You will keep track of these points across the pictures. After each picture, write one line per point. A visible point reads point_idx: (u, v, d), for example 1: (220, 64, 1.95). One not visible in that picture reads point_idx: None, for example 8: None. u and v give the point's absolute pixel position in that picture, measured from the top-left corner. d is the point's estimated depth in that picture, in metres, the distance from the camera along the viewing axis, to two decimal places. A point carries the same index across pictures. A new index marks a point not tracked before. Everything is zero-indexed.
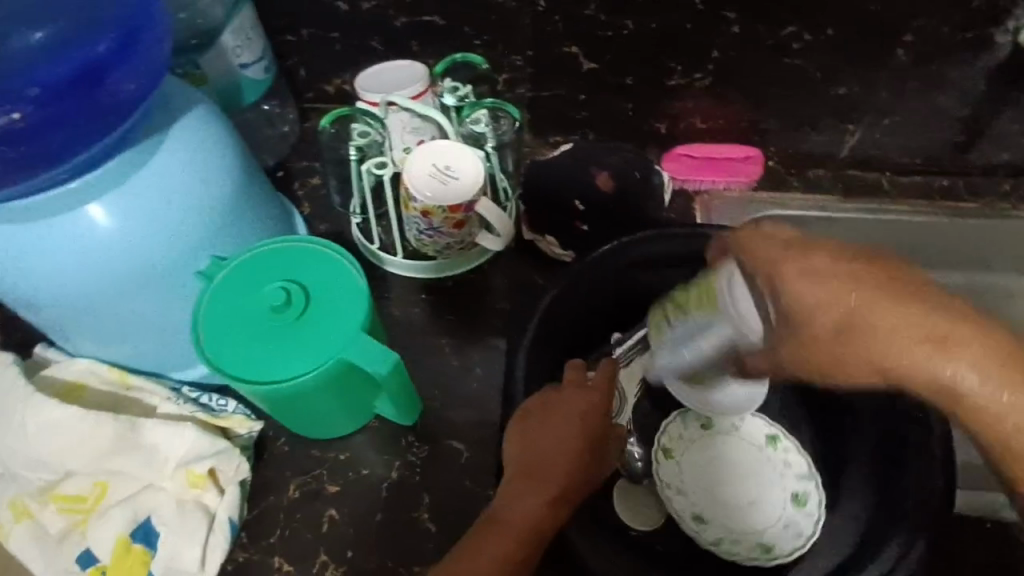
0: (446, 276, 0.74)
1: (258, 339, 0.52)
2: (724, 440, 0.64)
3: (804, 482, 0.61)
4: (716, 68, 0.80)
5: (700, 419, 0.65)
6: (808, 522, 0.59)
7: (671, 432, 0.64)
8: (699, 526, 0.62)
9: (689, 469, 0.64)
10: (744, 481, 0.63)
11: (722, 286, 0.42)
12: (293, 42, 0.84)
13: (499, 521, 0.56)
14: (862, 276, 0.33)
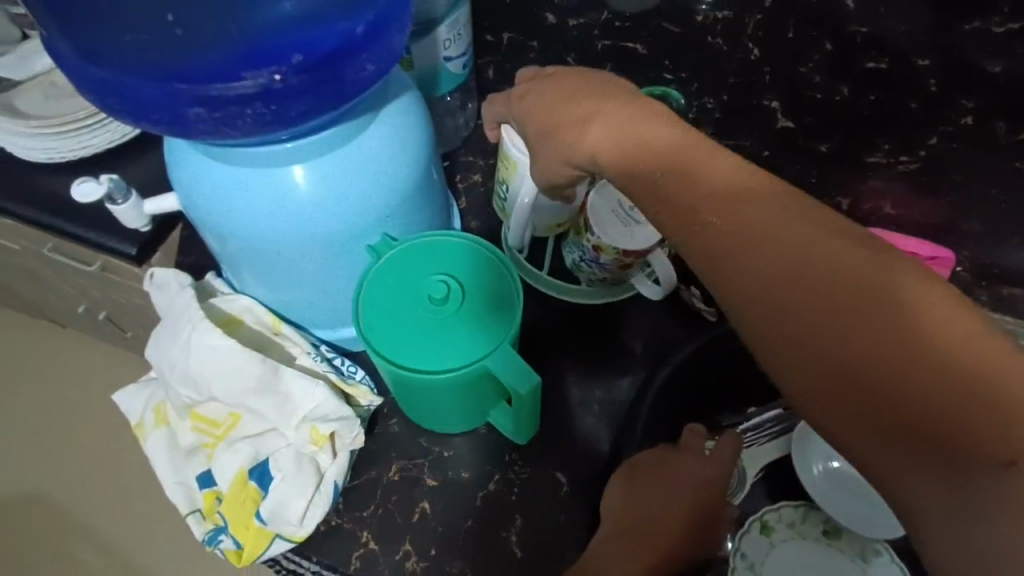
0: (585, 303, 0.72)
1: (414, 324, 0.53)
2: (835, 556, 0.65)
3: None
4: (928, 156, 0.74)
5: (823, 524, 0.66)
6: None
7: (783, 518, 0.66)
8: None
9: (778, 556, 0.65)
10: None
11: (506, 135, 0.61)
12: (491, 42, 0.87)
13: (596, 566, 0.55)
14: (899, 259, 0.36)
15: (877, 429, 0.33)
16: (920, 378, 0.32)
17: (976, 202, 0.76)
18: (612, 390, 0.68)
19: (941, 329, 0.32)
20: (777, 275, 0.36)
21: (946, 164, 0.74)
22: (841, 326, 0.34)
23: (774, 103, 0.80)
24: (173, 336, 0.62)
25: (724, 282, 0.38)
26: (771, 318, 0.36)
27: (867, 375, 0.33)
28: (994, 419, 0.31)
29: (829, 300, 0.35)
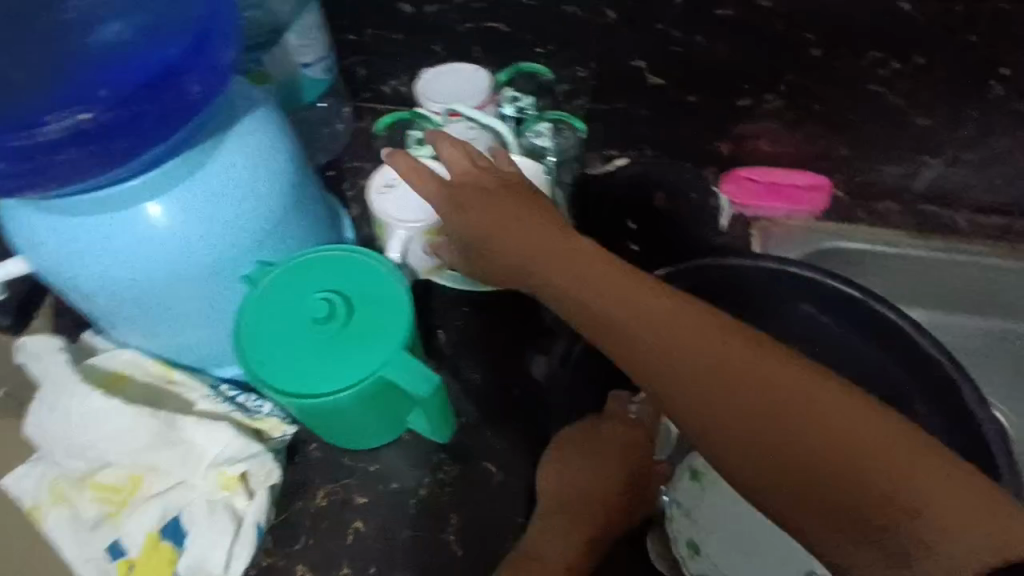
0: (493, 290, 0.72)
1: (303, 348, 0.51)
2: None
3: None
4: (788, 90, 0.78)
5: None
6: None
7: (711, 462, 0.68)
8: (690, 554, 0.65)
9: (709, 499, 0.67)
10: (768, 542, 0.66)
11: (377, 198, 0.62)
12: (355, 42, 0.82)
13: (536, 551, 0.53)
14: (759, 336, 0.43)
15: (788, 484, 0.40)
16: (807, 429, 0.40)
17: (841, 128, 0.80)
18: (530, 369, 0.70)
19: (816, 398, 0.41)
20: (678, 355, 0.43)
21: (805, 96, 0.78)
22: (737, 396, 0.42)
23: (639, 62, 0.79)
24: (52, 406, 0.58)
25: (638, 367, 0.44)
26: (685, 396, 0.43)
27: (766, 440, 0.41)
28: (863, 455, 0.39)
29: (729, 369, 0.42)
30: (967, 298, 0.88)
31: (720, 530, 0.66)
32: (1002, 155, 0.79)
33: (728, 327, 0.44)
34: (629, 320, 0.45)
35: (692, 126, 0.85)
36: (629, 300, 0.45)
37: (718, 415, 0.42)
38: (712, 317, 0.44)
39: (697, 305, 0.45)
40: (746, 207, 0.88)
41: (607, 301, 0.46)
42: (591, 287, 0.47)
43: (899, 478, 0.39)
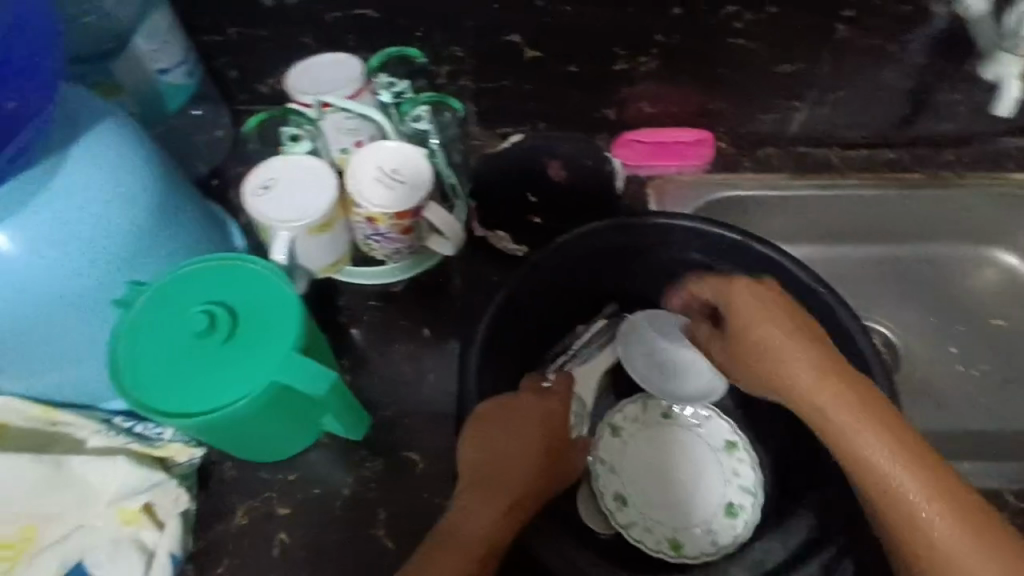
0: (394, 283, 0.73)
1: (189, 366, 0.49)
2: (681, 433, 0.71)
3: (743, 496, 0.67)
4: (660, 52, 0.81)
5: (660, 409, 0.72)
6: (728, 533, 0.66)
7: (627, 415, 0.71)
8: (618, 505, 0.67)
9: (631, 451, 0.70)
10: (689, 481, 0.69)
11: (252, 201, 0.59)
12: (221, 42, 0.78)
13: (454, 529, 0.53)
14: (878, 402, 0.54)
15: (946, 528, 0.49)
16: (941, 508, 0.50)
17: (714, 82, 0.84)
18: (444, 354, 0.70)
19: (947, 479, 0.51)
20: (854, 410, 0.54)
21: (676, 55, 0.81)
22: (900, 444, 0.52)
23: (514, 37, 0.79)
24: None
25: (822, 396, 0.55)
26: (846, 437, 0.54)
27: (952, 503, 0.50)
28: (977, 514, 0.50)
29: (892, 445, 0.52)
30: (849, 231, 0.94)
31: (644, 479, 0.69)
32: (859, 92, 0.85)
33: (864, 391, 0.54)
34: (824, 361, 0.56)
35: (577, 94, 0.86)
36: (793, 347, 0.58)
37: (886, 463, 0.52)
38: (858, 382, 0.55)
39: (834, 357, 0.57)
40: (639, 167, 0.88)
41: (826, 356, 0.57)
42: (811, 336, 0.58)
43: (985, 538, 0.49)
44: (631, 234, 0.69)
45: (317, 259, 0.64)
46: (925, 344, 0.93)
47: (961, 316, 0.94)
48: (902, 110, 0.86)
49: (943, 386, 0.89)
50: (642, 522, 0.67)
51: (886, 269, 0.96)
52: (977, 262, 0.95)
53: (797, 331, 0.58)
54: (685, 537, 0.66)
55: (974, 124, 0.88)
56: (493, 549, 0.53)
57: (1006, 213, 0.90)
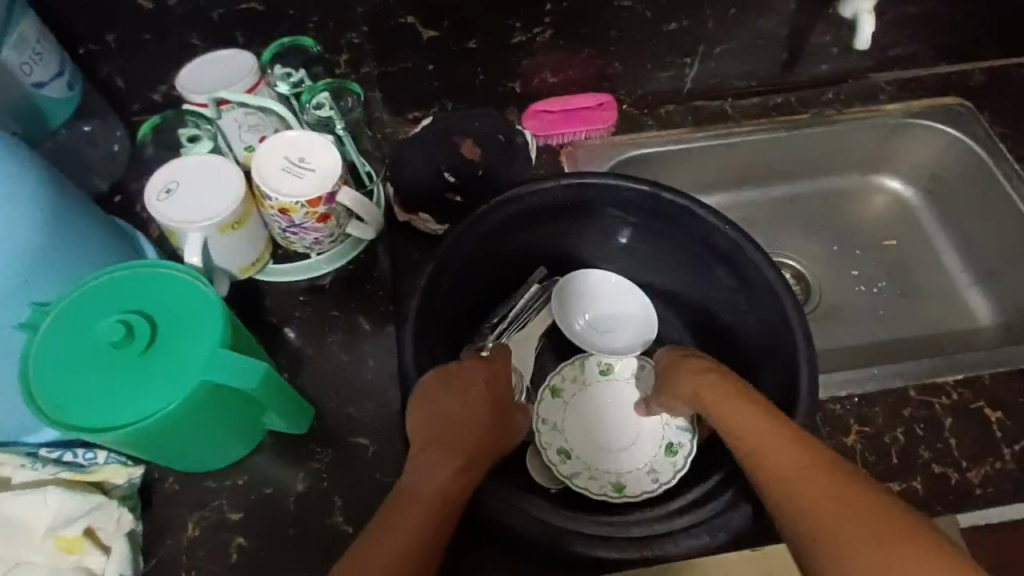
0: (321, 275, 0.73)
1: (112, 379, 0.48)
2: (619, 385, 0.74)
3: (680, 434, 0.70)
4: (552, 20, 0.83)
5: (599, 365, 0.75)
6: (670, 470, 0.69)
7: (567, 376, 0.74)
8: (563, 459, 0.70)
9: (574, 409, 0.73)
10: (630, 429, 0.72)
11: (157, 210, 0.58)
12: (98, 51, 0.76)
13: (411, 491, 0.53)
14: (788, 424, 0.53)
15: (854, 524, 0.45)
16: (834, 520, 0.46)
17: (608, 46, 0.87)
18: (380, 338, 0.70)
19: (854, 480, 0.48)
20: (762, 426, 0.54)
21: (568, 22, 0.83)
22: (808, 454, 0.51)
23: (409, 18, 0.79)
24: None
25: (730, 423, 0.56)
26: (758, 452, 0.52)
27: (860, 498, 0.47)
28: (887, 510, 0.46)
29: (787, 456, 0.51)
30: (753, 175, 1.01)
31: (587, 433, 0.72)
32: (743, 43, 0.89)
33: (770, 413, 0.55)
34: (738, 391, 0.58)
35: (479, 70, 0.87)
36: (707, 382, 0.60)
37: (793, 469, 0.50)
38: (769, 405, 0.56)
39: (743, 390, 0.58)
40: (550, 137, 0.90)
41: (736, 385, 0.59)
42: (724, 374, 0.60)
43: (899, 531, 0.45)
44: (544, 199, 0.71)
45: (235, 258, 0.63)
46: (829, 271, 1.00)
47: (859, 242, 1.02)
48: (783, 56, 0.92)
49: (850, 307, 0.97)
50: (587, 472, 0.70)
51: (788, 207, 1.03)
52: (866, 191, 1.03)
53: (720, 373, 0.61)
54: (628, 479, 0.69)
55: (847, 64, 0.95)
56: (451, 506, 0.53)
57: (885, 142, 0.98)
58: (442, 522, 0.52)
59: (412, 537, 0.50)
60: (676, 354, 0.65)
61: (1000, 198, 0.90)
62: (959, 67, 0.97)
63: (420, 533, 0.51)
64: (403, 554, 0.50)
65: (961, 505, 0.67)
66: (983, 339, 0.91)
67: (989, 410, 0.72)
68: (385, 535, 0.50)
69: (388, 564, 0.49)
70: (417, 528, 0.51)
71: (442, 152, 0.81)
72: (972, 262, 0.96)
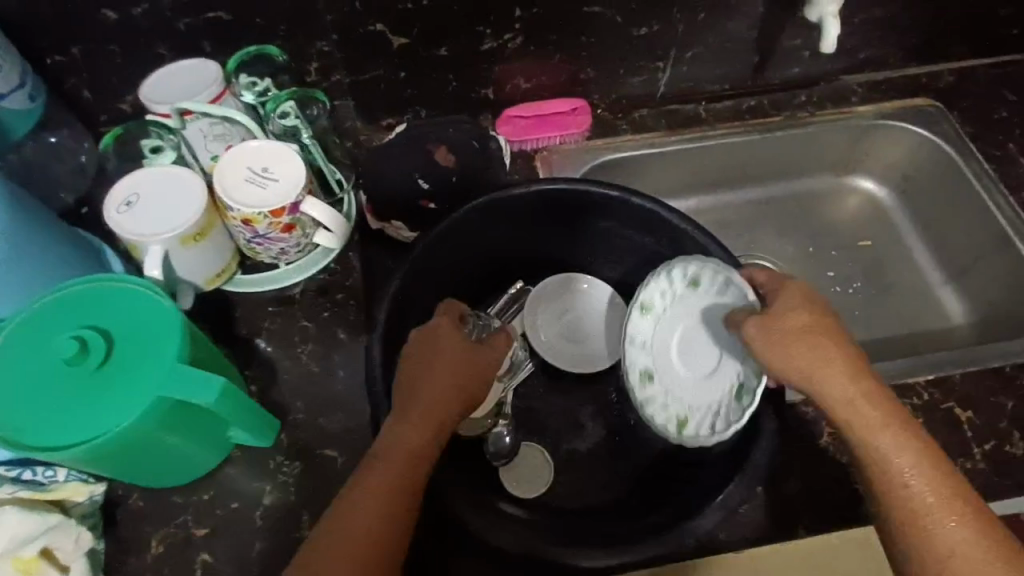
0: (291, 284, 0.72)
1: (66, 398, 0.47)
2: (708, 303, 0.65)
3: (749, 379, 0.64)
4: (522, 27, 0.82)
5: (686, 276, 0.64)
6: (736, 414, 0.63)
7: (656, 291, 0.65)
8: (640, 380, 0.65)
9: (657, 322, 0.66)
10: (709, 352, 0.66)
11: (117, 224, 0.58)
12: (64, 62, 0.73)
13: (390, 452, 0.52)
14: (910, 421, 0.51)
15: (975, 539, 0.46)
16: (961, 533, 0.47)
17: (579, 51, 0.87)
18: (350, 348, 0.70)
19: (968, 489, 0.49)
20: (889, 421, 0.51)
21: (538, 29, 0.83)
22: (932, 457, 0.49)
23: (377, 26, 0.79)
24: None
25: (855, 410, 0.52)
26: (884, 449, 0.50)
27: (976, 512, 0.48)
28: (998, 526, 0.47)
29: (915, 457, 0.49)
30: (728, 177, 1.01)
31: (666, 323, 0.66)
32: (714, 47, 0.90)
33: (894, 406, 0.52)
34: (864, 374, 0.53)
35: (451, 77, 0.87)
36: (835, 358, 0.53)
37: (920, 475, 0.49)
38: (890, 397, 0.52)
39: (866, 372, 0.53)
40: (524, 142, 0.90)
41: (859, 366, 0.53)
42: (848, 347, 0.54)
43: (1012, 548, 0.46)
44: (513, 205, 0.70)
45: (200, 270, 0.63)
46: (805, 271, 1.01)
47: (834, 242, 1.03)
48: (755, 60, 0.92)
49: None
50: (664, 399, 0.65)
51: (764, 209, 1.04)
52: (841, 192, 1.04)
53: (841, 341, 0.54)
54: (693, 415, 0.65)
55: (819, 66, 0.95)
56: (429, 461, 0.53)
57: (857, 143, 0.98)
58: (419, 476, 0.51)
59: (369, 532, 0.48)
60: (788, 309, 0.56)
61: (969, 198, 0.91)
62: (928, 68, 0.98)
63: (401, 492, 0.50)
64: (383, 516, 0.49)
65: None
66: (955, 338, 0.92)
67: (960, 410, 0.72)
68: (365, 493, 0.49)
69: (365, 525, 0.48)
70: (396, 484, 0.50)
71: (413, 159, 0.80)
72: (944, 262, 0.97)
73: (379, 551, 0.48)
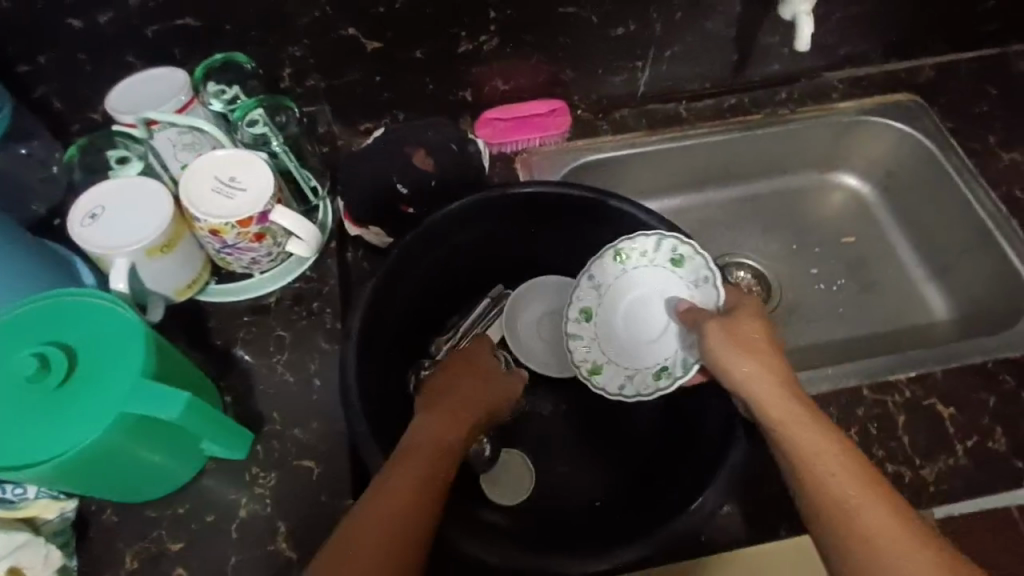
0: (267, 293, 0.72)
1: (26, 416, 0.47)
2: (675, 282, 0.70)
3: (674, 366, 0.68)
4: (498, 29, 0.82)
5: (672, 255, 0.69)
6: (645, 389, 0.68)
7: (637, 248, 0.70)
8: (580, 319, 0.73)
9: (626, 279, 0.72)
10: (654, 326, 0.71)
11: (81, 236, 0.57)
12: (33, 71, 0.72)
13: (409, 454, 0.53)
14: (829, 424, 0.52)
15: (894, 541, 0.45)
16: (878, 534, 0.45)
17: (556, 52, 0.86)
18: (326, 357, 0.69)
19: (894, 496, 0.47)
20: (802, 416, 0.53)
21: (514, 30, 0.82)
22: (850, 456, 0.49)
23: (351, 30, 0.78)
24: None
25: (769, 406, 0.55)
26: (796, 444, 0.51)
27: (901, 516, 0.46)
28: (927, 533, 0.45)
29: (828, 454, 0.50)
30: (709, 176, 1.01)
31: (630, 280, 0.71)
32: (692, 45, 0.89)
33: (810, 407, 0.54)
34: (784, 375, 0.57)
35: (428, 80, 0.86)
36: (753, 356, 0.58)
37: (832, 470, 0.49)
38: (808, 401, 0.54)
39: (786, 373, 0.57)
40: (503, 145, 0.90)
41: (782, 367, 0.58)
42: (772, 351, 0.59)
43: (941, 555, 0.44)
44: (492, 210, 0.70)
45: (170, 280, 0.62)
46: (790, 269, 1.01)
47: (818, 239, 1.02)
48: (733, 58, 0.92)
49: (810, 304, 0.97)
50: (590, 340, 0.73)
51: (748, 207, 1.03)
52: (824, 188, 1.03)
53: (772, 344, 0.60)
54: (608, 367, 0.71)
55: (799, 63, 0.95)
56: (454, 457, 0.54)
57: (839, 139, 0.98)
58: (444, 471, 0.52)
59: (384, 540, 0.46)
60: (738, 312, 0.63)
61: (951, 192, 0.91)
62: (908, 63, 0.98)
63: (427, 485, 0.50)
64: (410, 509, 0.48)
65: (915, 504, 0.67)
66: (939, 333, 0.92)
67: (941, 406, 0.72)
68: (390, 493, 0.49)
69: (387, 519, 0.47)
70: (424, 477, 0.51)
71: (390, 164, 0.80)
72: (927, 257, 0.96)
73: (397, 549, 0.46)
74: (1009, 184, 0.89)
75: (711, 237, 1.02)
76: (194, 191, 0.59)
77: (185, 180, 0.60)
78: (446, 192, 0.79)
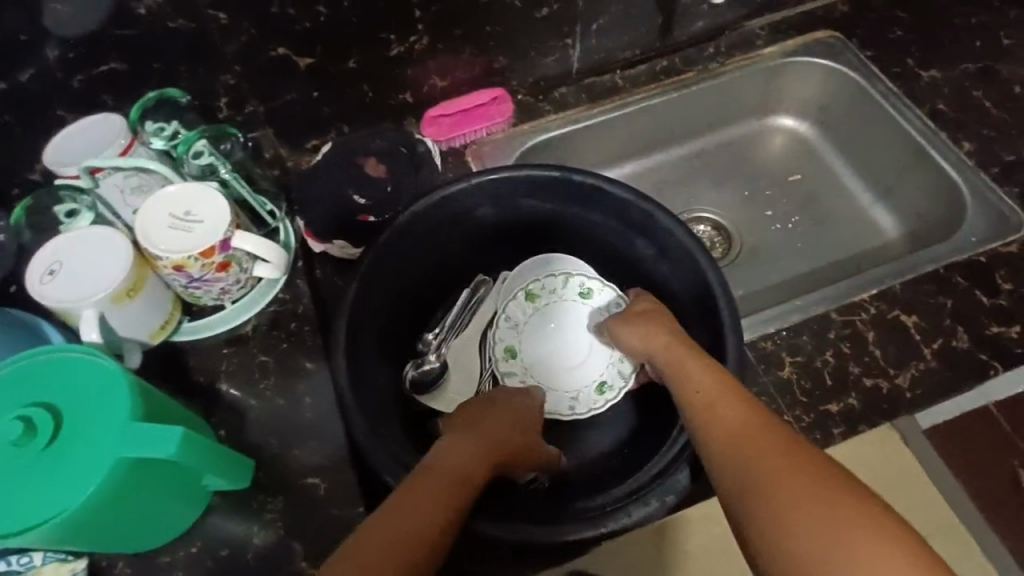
0: (245, 321, 0.71)
1: (16, 480, 0.46)
2: (588, 309, 0.77)
3: (614, 376, 0.75)
4: (426, 26, 0.82)
5: (581, 288, 0.78)
6: (598, 403, 0.75)
7: (546, 285, 0.78)
8: (509, 359, 0.76)
9: (541, 316, 0.78)
10: (579, 353, 0.77)
11: (44, 295, 0.56)
12: None
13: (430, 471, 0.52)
14: (727, 376, 0.56)
15: (773, 459, 0.46)
16: (756, 454, 0.47)
17: (487, 41, 0.87)
18: (312, 375, 0.69)
19: (785, 430, 0.49)
20: (701, 370, 0.57)
21: (442, 26, 0.83)
22: (742, 398, 0.53)
23: (282, 50, 0.78)
24: None
25: (679, 369, 0.59)
26: (693, 390, 0.55)
27: (787, 442, 0.47)
28: (809, 455, 0.46)
29: (720, 395, 0.53)
30: (653, 141, 1.03)
31: (543, 319, 0.78)
32: (618, 14, 0.91)
33: (706, 365, 0.57)
34: (688, 346, 0.61)
35: (367, 88, 0.86)
36: (655, 335, 0.64)
37: (722, 407, 0.52)
38: (709, 360, 0.58)
39: (688, 342, 0.62)
40: (451, 140, 0.91)
41: (685, 340, 0.62)
42: (680, 331, 0.64)
43: (819, 471, 0.44)
44: (457, 204, 0.71)
45: (141, 326, 0.62)
46: (745, 216, 1.04)
47: (768, 182, 1.06)
48: (658, 21, 0.94)
49: (769, 245, 1.01)
50: (522, 374, 0.76)
51: (696, 162, 1.07)
52: (764, 133, 1.07)
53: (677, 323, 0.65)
54: (550, 395, 0.75)
55: (720, 17, 0.98)
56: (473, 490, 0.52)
57: (771, 82, 1.01)
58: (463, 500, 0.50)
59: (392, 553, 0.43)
60: (647, 302, 0.69)
61: (881, 115, 0.94)
62: (821, 2, 1.02)
63: (443, 511, 0.48)
64: (432, 523, 0.47)
65: (897, 412, 0.71)
66: (892, 249, 0.96)
67: (906, 316, 0.76)
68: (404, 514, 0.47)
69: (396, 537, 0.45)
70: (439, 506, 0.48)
71: (343, 176, 0.80)
72: (870, 180, 1.01)
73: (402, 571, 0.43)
74: (934, 99, 0.93)
75: (665, 199, 1.06)
76: (150, 231, 0.59)
77: (138, 222, 0.59)
78: (404, 194, 0.80)
